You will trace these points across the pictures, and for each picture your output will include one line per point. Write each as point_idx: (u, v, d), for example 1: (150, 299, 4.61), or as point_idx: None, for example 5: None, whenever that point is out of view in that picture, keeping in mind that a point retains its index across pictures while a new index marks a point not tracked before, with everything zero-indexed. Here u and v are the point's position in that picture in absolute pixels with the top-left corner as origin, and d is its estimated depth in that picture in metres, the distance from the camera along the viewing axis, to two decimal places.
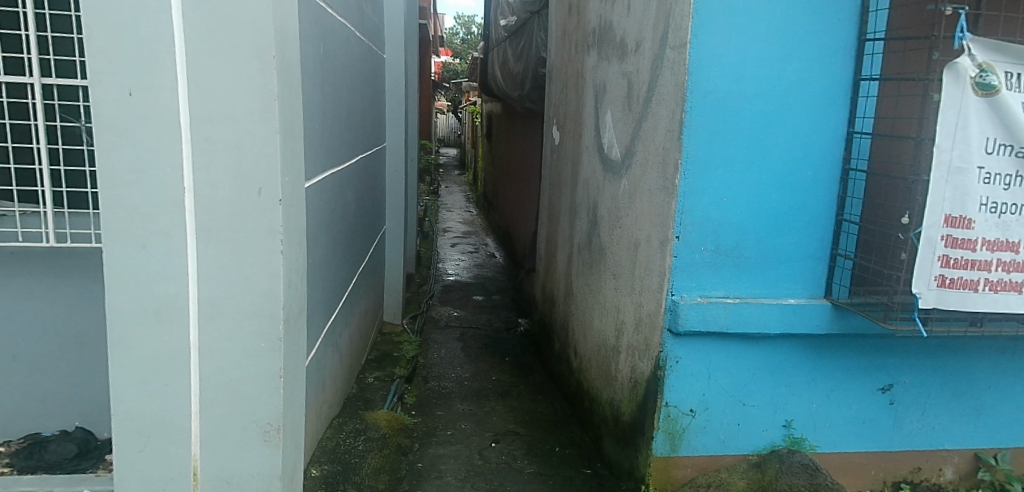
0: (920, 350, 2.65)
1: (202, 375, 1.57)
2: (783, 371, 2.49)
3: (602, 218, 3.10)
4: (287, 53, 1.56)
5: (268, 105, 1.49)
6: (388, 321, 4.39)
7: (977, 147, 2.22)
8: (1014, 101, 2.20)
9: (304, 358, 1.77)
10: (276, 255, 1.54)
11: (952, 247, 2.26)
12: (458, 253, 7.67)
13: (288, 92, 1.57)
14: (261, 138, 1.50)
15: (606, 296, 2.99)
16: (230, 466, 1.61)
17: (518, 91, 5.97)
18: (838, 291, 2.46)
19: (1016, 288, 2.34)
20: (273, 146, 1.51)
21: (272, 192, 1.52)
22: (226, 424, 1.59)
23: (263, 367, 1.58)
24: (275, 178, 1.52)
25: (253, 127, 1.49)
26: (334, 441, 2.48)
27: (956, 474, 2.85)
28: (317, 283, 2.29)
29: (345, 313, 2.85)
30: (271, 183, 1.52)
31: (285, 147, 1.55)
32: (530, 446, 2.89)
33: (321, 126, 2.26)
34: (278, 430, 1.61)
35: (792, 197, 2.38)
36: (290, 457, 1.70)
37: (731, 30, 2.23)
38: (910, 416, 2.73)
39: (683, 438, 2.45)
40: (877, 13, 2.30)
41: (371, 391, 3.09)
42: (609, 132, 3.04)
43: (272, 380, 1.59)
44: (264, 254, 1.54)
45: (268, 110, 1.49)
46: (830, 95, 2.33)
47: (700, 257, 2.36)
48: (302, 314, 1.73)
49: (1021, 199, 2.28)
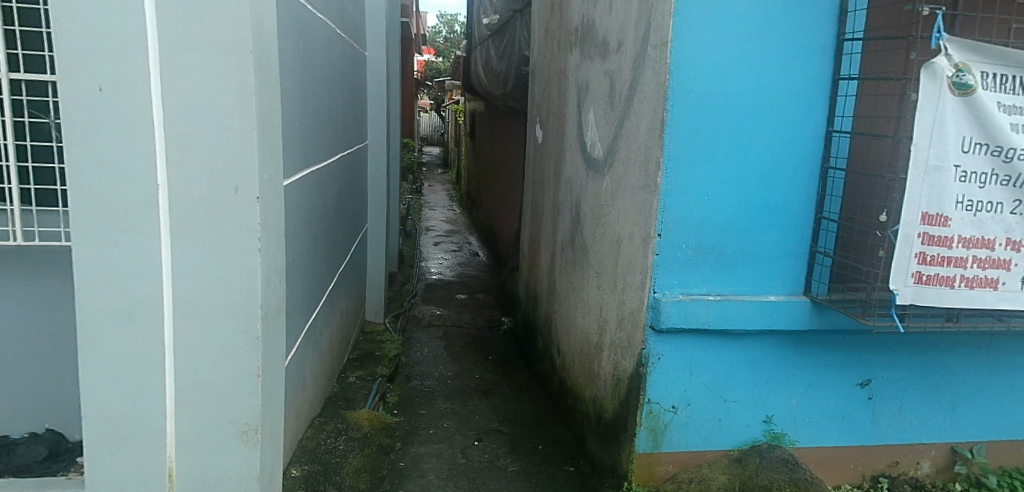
0: (897, 346, 2.69)
1: (178, 375, 1.54)
2: (764, 367, 2.52)
3: (585, 216, 3.11)
4: (264, 49, 1.53)
5: (244, 102, 1.47)
6: (371, 320, 4.36)
7: (953, 146, 2.25)
8: (988, 101, 2.24)
9: (283, 358, 1.75)
10: (253, 254, 1.53)
11: (929, 244, 2.29)
12: (441, 252, 7.65)
13: (265, 89, 1.55)
14: (238, 135, 1.48)
15: (589, 294, 2.99)
16: (207, 467, 1.58)
17: (501, 90, 5.96)
18: (817, 288, 2.49)
19: (991, 284, 2.39)
20: (249, 143, 1.49)
21: (249, 190, 1.50)
22: (203, 424, 1.57)
23: (241, 366, 1.56)
24: (253, 175, 1.50)
25: (230, 125, 1.47)
26: (315, 441, 2.45)
27: (932, 467, 2.91)
28: (297, 282, 2.26)
29: (326, 312, 2.82)
30: (248, 181, 1.50)
31: (261, 145, 1.53)
32: (514, 444, 2.89)
33: (300, 124, 2.24)
34: (257, 430, 1.60)
35: (772, 195, 2.40)
36: (269, 457, 1.69)
37: (712, 29, 2.24)
38: (888, 411, 2.77)
39: (665, 434, 2.46)
40: (855, 14, 2.32)
41: (352, 391, 3.06)
42: (592, 131, 3.05)
43: (249, 380, 1.57)
44: (240, 252, 1.52)
45: (244, 107, 1.47)
46: (809, 94, 2.35)
47: (682, 254, 2.37)
48: (280, 313, 1.71)
49: (995, 197, 2.32)
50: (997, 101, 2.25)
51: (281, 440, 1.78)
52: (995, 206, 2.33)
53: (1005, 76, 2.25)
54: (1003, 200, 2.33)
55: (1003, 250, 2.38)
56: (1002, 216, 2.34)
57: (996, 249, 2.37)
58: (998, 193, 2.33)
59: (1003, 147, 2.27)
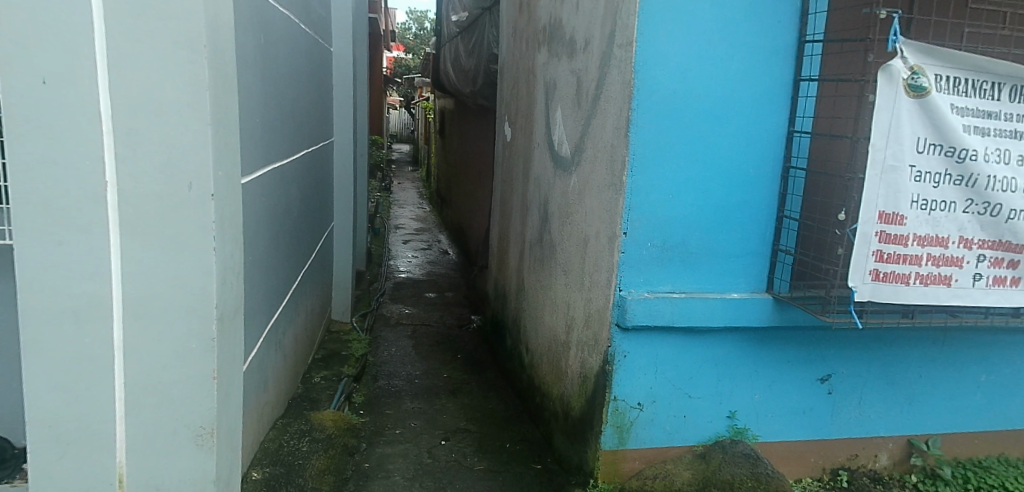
0: (856, 342, 2.75)
1: (128, 377, 1.49)
2: (728, 364, 2.56)
3: (553, 214, 3.11)
4: (219, 44, 1.50)
5: (198, 97, 1.43)
6: (337, 319, 4.31)
7: (909, 146, 2.32)
8: (942, 102, 2.32)
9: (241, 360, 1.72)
10: (208, 252, 1.49)
11: (886, 242, 2.36)
12: (410, 250, 7.59)
13: (221, 84, 1.51)
14: (191, 131, 1.44)
15: (557, 292, 3.00)
16: (159, 472, 1.55)
17: (470, 88, 5.95)
18: (779, 286, 2.54)
19: (945, 281, 2.51)
20: (203, 139, 1.45)
21: (203, 187, 1.47)
22: (156, 427, 1.53)
23: (195, 369, 1.52)
24: (207, 172, 1.47)
25: (183, 120, 1.43)
26: (277, 443, 2.39)
27: (890, 459, 3.00)
28: (258, 281, 2.22)
29: (289, 311, 2.77)
30: (202, 178, 1.47)
31: (216, 141, 1.50)
32: (481, 443, 2.89)
33: (261, 120, 2.19)
34: (212, 433, 1.57)
35: (735, 194, 2.43)
36: (224, 460, 1.66)
37: (677, 29, 2.26)
38: (847, 405, 2.84)
39: (631, 431, 2.48)
40: (815, 16, 2.36)
41: (317, 391, 3.01)
42: (559, 129, 3.05)
43: (203, 382, 1.54)
44: (194, 251, 1.48)
45: (198, 101, 1.43)
46: (771, 95, 2.39)
47: (647, 252, 2.39)
48: (238, 314, 1.68)
49: (948, 196, 2.42)
50: (950, 103, 2.33)
51: (239, 442, 1.75)
52: (949, 205, 2.43)
53: (958, 78, 2.33)
54: (955, 199, 2.43)
55: (957, 248, 2.49)
56: (955, 214, 2.45)
57: (949, 247, 2.47)
58: (951, 193, 2.42)
59: (955, 147, 2.36)
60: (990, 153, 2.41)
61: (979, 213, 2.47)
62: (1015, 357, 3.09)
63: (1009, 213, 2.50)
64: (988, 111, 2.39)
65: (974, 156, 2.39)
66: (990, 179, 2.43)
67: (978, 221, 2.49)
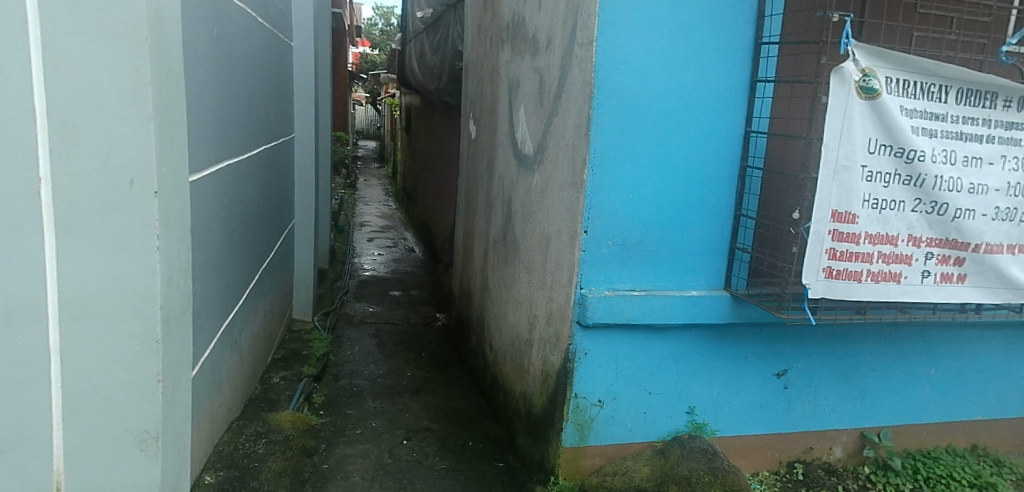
0: (811, 337, 2.83)
1: (65, 381, 1.43)
2: (687, 360, 2.59)
3: (516, 213, 3.12)
4: (163, 36, 1.45)
5: (140, 91, 1.39)
6: (298, 318, 4.24)
7: (860, 147, 2.39)
8: (891, 104, 2.39)
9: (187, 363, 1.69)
10: (152, 252, 1.45)
11: (838, 240, 2.43)
12: (375, 248, 7.53)
13: (164, 77, 1.47)
14: (133, 126, 1.40)
15: (520, 290, 3.00)
16: (100, 477, 1.50)
17: (435, 85, 5.91)
18: (737, 283, 2.59)
19: (895, 278, 2.59)
20: (146, 135, 1.41)
21: (146, 184, 1.43)
22: (96, 433, 1.48)
23: (139, 371, 1.48)
24: (150, 168, 1.43)
25: (124, 115, 1.39)
26: (232, 445, 2.33)
27: (844, 452, 3.09)
28: (211, 280, 2.17)
29: (246, 310, 2.72)
30: (145, 174, 1.42)
31: (160, 137, 1.46)
32: (444, 442, 2.88)
33: (214, 117, 2.14)
34: (157, 438, 1.53)
35: (694, 193, 2.47)
36: (170, 464, 1.62)
37: (637, 30, 2.28)
38: (802, 400, 2.92)
39: (592, 428, 2.49)
40: (772, 18, 2.41)
41: (275, 392, 2.96)
42: (522, 127, 3.05)
43: (148, 385, 1.50)
44: (137, 250, 1.44)
45: (140, 96, 1.39)
46: (729, 95, 2.44)
47: (608, 250, 2.41)
48: (185, 314, 1.64)
49: (898, 195, 2.50)
50: (899, 105, 2.40)
51: (186, 445, 1.72)
52: (898, 204, 2.51)
53: (906, 81, 2.41)
54: (904, 198, 2.51)
55: (906, 246, 2.58)
56: (905, 213, 2.53)
57: (899, 245, 2.56)
58: (901, 192, 2.50)
59: (904, 148, 2.43)
60: (937, 154, 2.51)
61: (927, 212, 2.58)
62: (959, 350, 3.22)
63: (953, 211, 2.61)
64: (935, 113, 2.49)
65: (922, 157, 2.47)
66: (936, 179, 2.53)
67: (926, 220, 2.59)
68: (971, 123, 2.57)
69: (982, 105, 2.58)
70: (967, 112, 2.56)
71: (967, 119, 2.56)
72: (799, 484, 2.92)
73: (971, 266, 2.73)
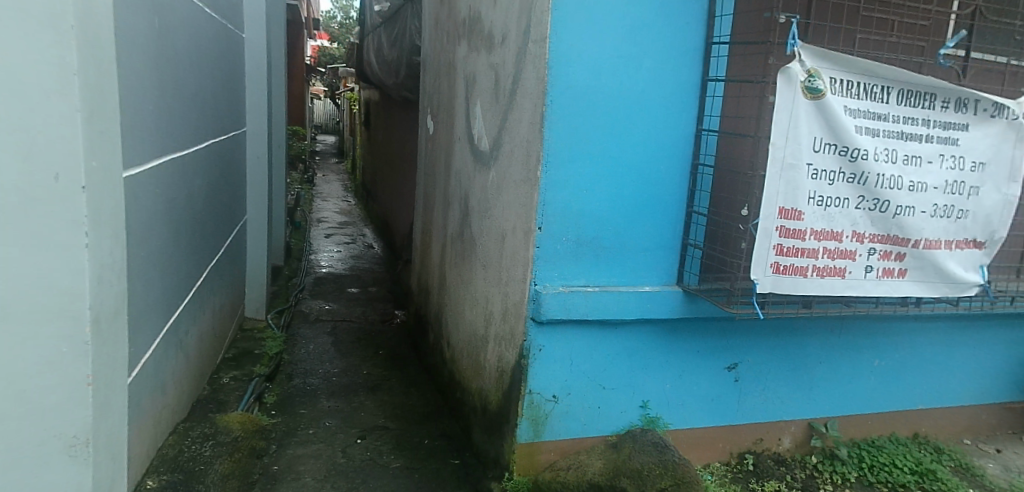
0: (761, 331, 2.92)
1: None
2: (640, 355, 2.64)
3: (472, 209, 3.11)
4: (91, 24, 1.40)
5: (65, 81, 1.34)
6: (250, 317, 4.15)
7: (807, 146, 2.45)
8: (835, 104, 2.46)
9: (121, 365, 1.64)
10: (81, 249, 1.41)
11: (785, 236, 2.50)
12: (333, 244, 7.41)
13: (92, 66, 1.42)
14: (58, 117, 1.34)
15: (476, 287, 3.00)
16: (25, 486, 1.44)
17: (393, 79, 5.85)
18: (689, 279, 2.64)
19: (839, 273, 2.68)
20: (71, 126, 1.36)
21: (71, 178, 1.37)
22: (20, 438, 1.42)
23: (68, 374, 1.43)
24: (76, 162, 1.38)
25: (48, 105, 1.33)
26: (177, 448, 2.27)
27: (793, 442, 3.18)
28: (153, 278, 2.11)
29: (193, 309, 2.65)
30: (71, 168, 1.37)
31: (87, 129, 1.40)
32: (399, 440, 2.86)
33: (155, 110, 2.08)
34: (87, 443, 1.48)
35: (647, 190, 2.50)
36: (103, 469, 1.56)
37: (589, 27, 2.29)
38: (752, 392, 3.00)
39: (547, 423, 2.51)
40: (722, 18, 2.46)
41: (225, 393, 2.90)
42: (478, 124, 3.05)
43: (78, 389, 1.45)
44: (65, 247, 1.39)
45: (65, 86, 1.34)
46: (681, 94, 2.48)
47: (563, 247, 2.42)
48: (117, 314, 1.60)
49: (842, 193, 2.58)
50: (842, 105, 2.48)
51: (121, 449, 1.67)
52: (843, 202, 2.59)
53: (850, 82, 2.49)
54: (848, 196, 2.59)
55: (850, 242, 2.67)
56: (849, 210, 2.61)
57: (843, 241, 2.64)
58: (845, 190, 2.58)
59: (847, 147, 2.51)
60: (879, 153, 2.59)
61: (870, 209, 2.67)
62: (901, 343, 3.35)
63: (895, 208, 2.71)
64: (877, 113, 2.57)
65: (865, 155, 2.56)
66: (878, 177, 2.62)
67: (869, 216, 2.68)
68: (911, 123, 2.67)
69: (921, 106, 2.68)
70: (907, 112, 2.65)
71: (908, 119, 2.66)
72: (750, 474, 2.99)
73: (911, 261, 2.84)
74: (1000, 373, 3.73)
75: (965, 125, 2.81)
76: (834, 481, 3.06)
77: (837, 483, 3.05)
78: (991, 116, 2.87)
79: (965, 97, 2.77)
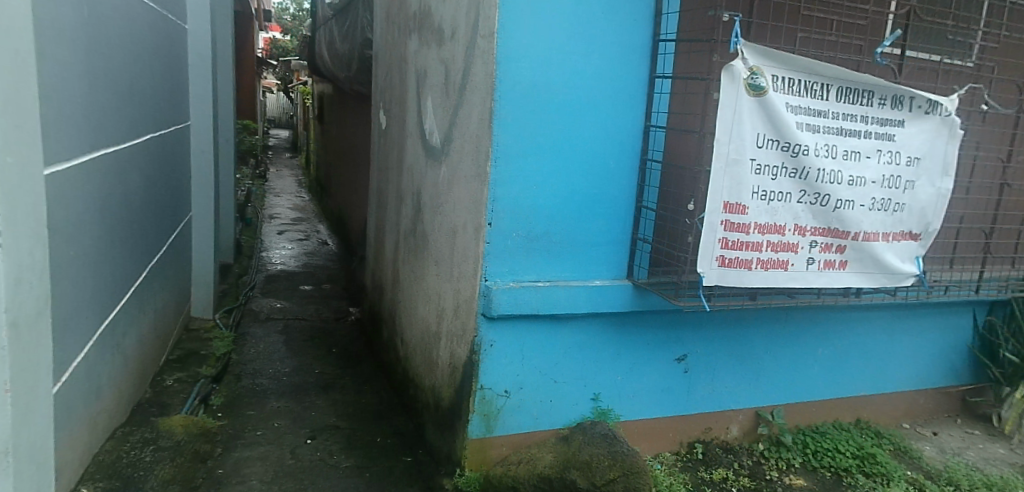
0: (709, 323, 3.00)
1: None
2: (591, 348, 2.67)
3: (424, 205, 3.08)
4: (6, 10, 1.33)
5: None
6: (197, 316, 4.04)
7: (750, 142, 2.52)
8: (777, 101, 2.53)
9: (42, 369, 1.57)
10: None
11: (730, 230, 2.57)
12: (286, 241, 7.27)
13: (8, 56, 1.34)
14: None
15: (428, 283, 2.98)
16: None
17: (345, 73, 5.75)
18: (638, 273, 2.69)
19: (782, 265, 2.76)
20: None
21: None
22: None
23: None
24: None
25: None
26: (115, 455, 2.21)
27: (740, 430, 3.27)
28: (84, 278, 2.03)
29: (132, 310, 2.57)
30: None
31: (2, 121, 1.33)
32: (350, 439, 2.83)
33: (84, 102, 1.99)
34: (9, 454, 1.39)
35: (597, 185, 2.53)
36: (26, 478, 1.49)
37: (537, 23, 2.30)
38: (701, 382, 3.08)
39: (498, 418, 2.52)
40: (668, 16, 2.50)
41: (168, 395, 2.82)
42: (429, 119, 3.02)
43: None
44: None
45: None
46: (629, 90, 2.51)
47: (513, 242, 2.43)
48: (37, 317, 1.53)
49: (785, 187, 2.66)
50: (784, 101, 2.55)
51: (44, 458, 1.59)
52: (785, 196, 2.67)
53: (790, 79, 2.56)
54: (790, 190, 2.68)
55: (792, 235, 2.75)
56: (791, 204, 2.70)
57: (785, 234, 2.73)
58: (786, 184, 2.66)
59: (788, 143, 2.59)
60: (819, 148, 2.68)
61: (811, 203, 2.75)
62: (843, 332, 3.47)
63: (835, 202, 2.80)
64: (818, 109, 2.66)
65: (806, 151, 2.64)
66: (819, 172, 2.71)
67: (810, 210, 2.77)
68: (850, 120, 2.76)
69: (860, 102, 2.77)
70: (846, 109, 2.74)
71: (847, 115, 2.75)
72: (699, 463, 3.07)
73: (851, 253, 2.94)
74: (935, 359, 3.91)
75: (900, 121, 2.92)
76: (779, 467, 3.15)
77: (782, 469, 3.15)
78: (925, 113, 2.98)
79: (900, 95, 2.88)
